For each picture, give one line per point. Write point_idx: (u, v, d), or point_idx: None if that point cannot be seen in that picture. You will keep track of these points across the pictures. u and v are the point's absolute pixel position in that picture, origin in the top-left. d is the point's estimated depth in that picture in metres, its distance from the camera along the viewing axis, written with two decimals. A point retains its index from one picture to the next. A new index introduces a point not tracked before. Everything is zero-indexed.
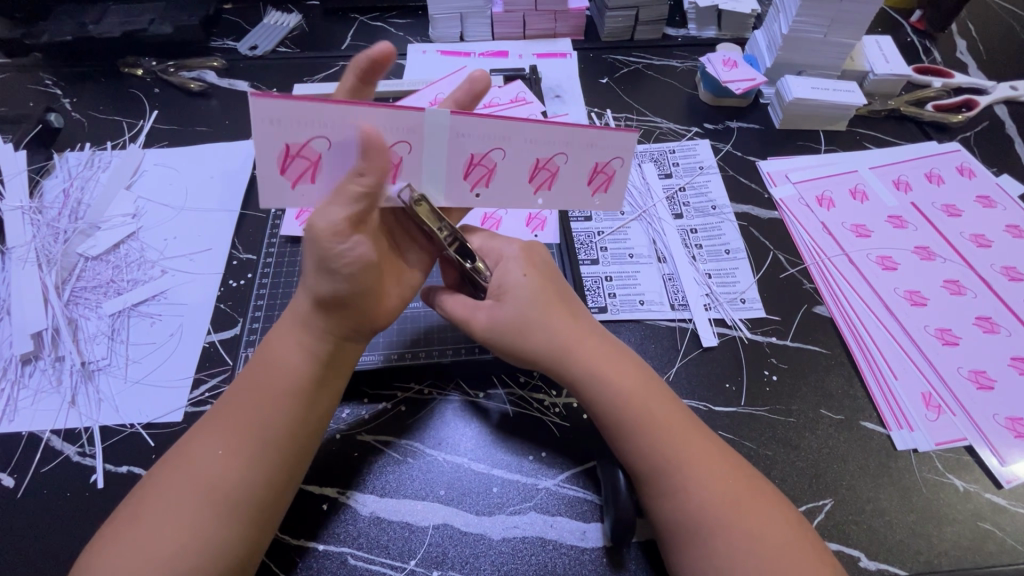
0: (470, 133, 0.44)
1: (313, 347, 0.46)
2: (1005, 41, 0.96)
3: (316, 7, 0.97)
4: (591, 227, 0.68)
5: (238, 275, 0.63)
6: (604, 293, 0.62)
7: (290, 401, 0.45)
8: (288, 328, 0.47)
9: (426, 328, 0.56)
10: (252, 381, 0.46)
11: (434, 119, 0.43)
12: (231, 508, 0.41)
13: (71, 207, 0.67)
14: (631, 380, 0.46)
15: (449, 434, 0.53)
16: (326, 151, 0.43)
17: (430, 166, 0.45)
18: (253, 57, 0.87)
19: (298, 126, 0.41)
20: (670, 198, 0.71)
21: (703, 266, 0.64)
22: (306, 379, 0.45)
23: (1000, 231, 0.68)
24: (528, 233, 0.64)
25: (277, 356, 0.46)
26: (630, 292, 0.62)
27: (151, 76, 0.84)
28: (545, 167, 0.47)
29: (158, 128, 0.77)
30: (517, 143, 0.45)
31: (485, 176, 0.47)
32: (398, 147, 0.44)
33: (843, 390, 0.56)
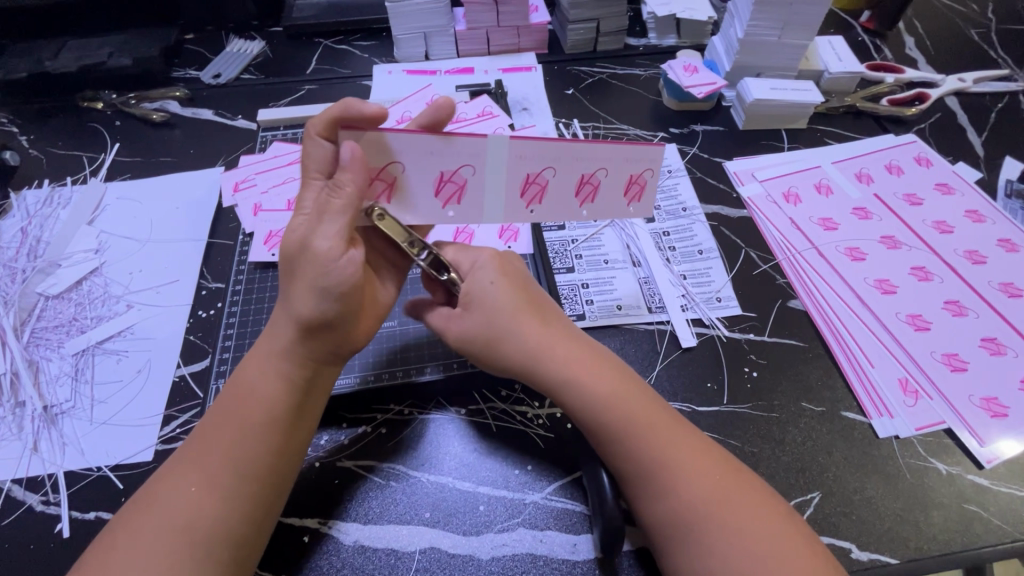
0: (527, 154, 0.46)
1: (289, 374, 0.45)
2: (950, 36, 1.00)
3: (279, 33, 0.97)
4: (565, 236, 0.67)
5: (208, 306, 0.61)
6: (581, 300, 0.62)
7: (265, 430, 0.43)
8: (269, 358, 0.45)
9: (402, 346, 0.56)
10: (224, 413, 0.44)
11: (496, 144, 0.45)
12: (201, 545, 0.39)
13: (30, 245, 0.65)
14: (608, 381, 0.46)
15: (432, 453, 0.52)
16: (403, 173, 0.45)
17: (489, 189, 0.47)
18: (217, 85, 0.87)
19: (378, 152, 0.43)
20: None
21: (678, 268, 0.65)
22: (281, 407, 0.44)
23: (960, 217, 0.70)
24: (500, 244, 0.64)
25: (252, 387, 0.45)
26: (607, 297, 0.62)
27: (111, 109, 0.82)
28: (588, 182, 0.48)
29: (120, 162, 0.76)
30: (566, 161, 0.46)
31: (539, 193, 0.48)
32: (461, 169, 0.45)
33: (823, 382, 0.57)
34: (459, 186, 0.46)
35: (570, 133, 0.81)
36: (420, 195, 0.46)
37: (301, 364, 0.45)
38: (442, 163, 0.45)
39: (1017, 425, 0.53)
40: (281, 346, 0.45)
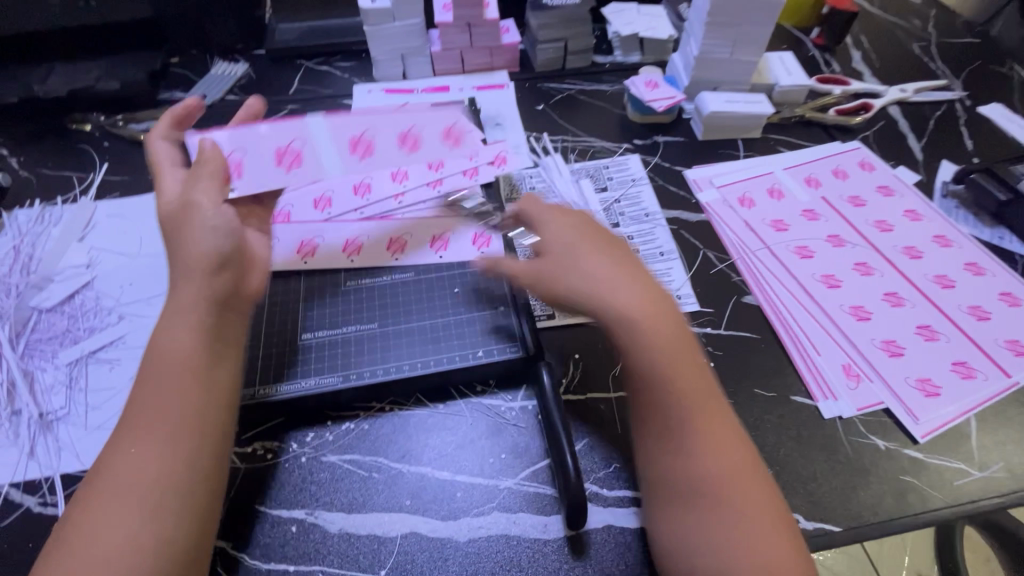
0: (343, 125, 0.64)
1: (200, 321, 0.49)
2: (893, 50, 1.08)
3: (261, 55, 1.01)
4: None
5: None
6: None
7: (188, 380, 0.46)
8: (178, 312, 0.49)
9: (382, 345, 0.58)
10: (148, 376, 0.47)
11: (315, 123, 0.63)
12: (162, 498, 0.42)
13: (22, 262, 0.68)
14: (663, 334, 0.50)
15: (412, 445, 0.55)
16: (250, 153, 0.61)
17: (323, 153, 0.63)
18: (203, 106, 0.91)
19: (227, 140, 0.61)
20: (606, 209, 0.76)
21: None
22: (198, 352, 0.48)
23: (900, 216, 0.76)
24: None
25: (166, 342, 0.48)
26: None
27: (100, 130, 0.86)
28: (410, 134, 0.65)
29: (109, 180, 0.79)
30: (382, 123, 0.64)
31: (365, 149, 0.63)
32: (294, 142, 0.62)
33: (775, 370, 0.61)
34: (296, 156, 0.62)
35: (541, 146, 0.86)
36: (270, 165, 0.61)
37: (206, 307, 0.49)
38: (278, 140, 0.62)
39: (948, 403, 0.58)
40: (187, 300, 0.49)
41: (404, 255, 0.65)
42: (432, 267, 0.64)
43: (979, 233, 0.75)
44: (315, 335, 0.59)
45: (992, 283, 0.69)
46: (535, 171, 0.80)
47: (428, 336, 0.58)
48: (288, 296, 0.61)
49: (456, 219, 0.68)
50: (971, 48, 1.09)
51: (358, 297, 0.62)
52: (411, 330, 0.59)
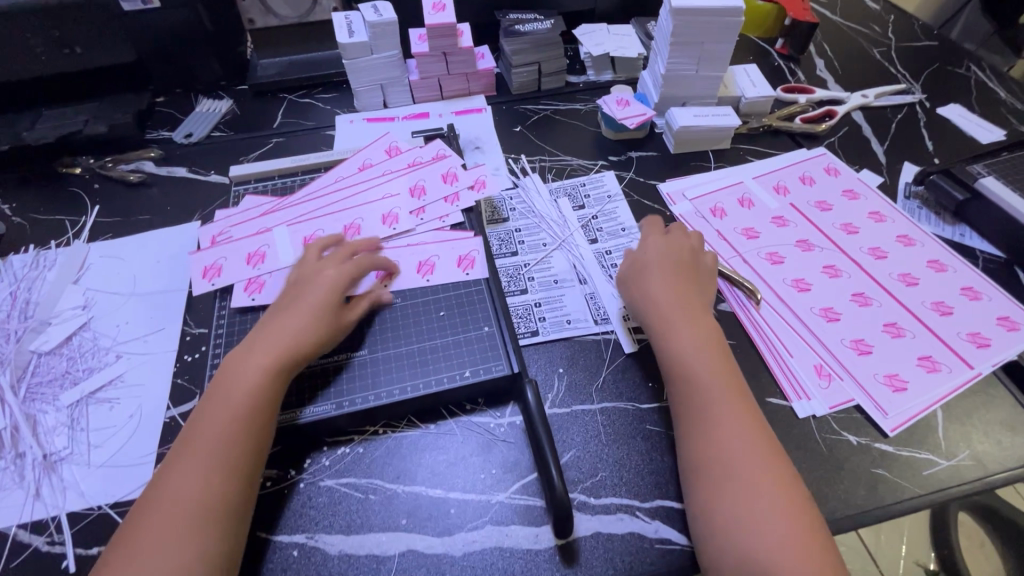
0: (300, 229, 0.72)
1: (268, 364, 0.55)
2: (855, 56, 1.12)
3: (245, 91, 1.04)
4: (518, 261, 0.75)
5: (193, 350, 0.66)
6: (535, 318, 0.69)
7: (244, 411, 0.52)
8: (258, 355, 0.55)
9: (371, 371, 0.60)
10: (209, 412, 0.52)
11: (280, 233, 0.72)
12: (211, 513, 0.47)
13: (19, 307, 0.70)
14: (705, 340, 0.59)
15: (406, 465, 0.57)
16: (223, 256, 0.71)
17: (281, 252, 0.70)
18: (189, 144, 0.93)
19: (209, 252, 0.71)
20: (584, 226, 0.79)
21: (620, 282, 0.73)
22: (260, 387, 0.53)
23: (864, 219, 0.79)
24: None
25: (236, 379, 0.54)
26: (558, 314, 0.69)
27: (89, 173, 0.88)
28: (353, 225, 0.72)
29: (101, 222, 0.81)
30: (330, 222, 0.73)
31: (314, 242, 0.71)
32: (262, 247, 0.71)
33: (751, 373, 0.64)
34: (258, 254, 0.70)
35: (519, 167, 0.89)
36: (238, 268, 0.69)
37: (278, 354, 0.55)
38: (248, 246, 0.71)
39: (916, 396, 0.62)
40: (275, 351, 0.55)
41: (390, 281, 0.67)
42: (418, 291, 0.66)
43: (941, 230, 0.78)
44: (307, 364, 0.60)
45: (954, 279, 0.72)
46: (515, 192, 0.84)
47: (416, 359, 0.60)
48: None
49: (440, 243, 0.71)
50: (929, 51, 1.13)
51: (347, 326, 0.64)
52: (399, 355, 0.61)
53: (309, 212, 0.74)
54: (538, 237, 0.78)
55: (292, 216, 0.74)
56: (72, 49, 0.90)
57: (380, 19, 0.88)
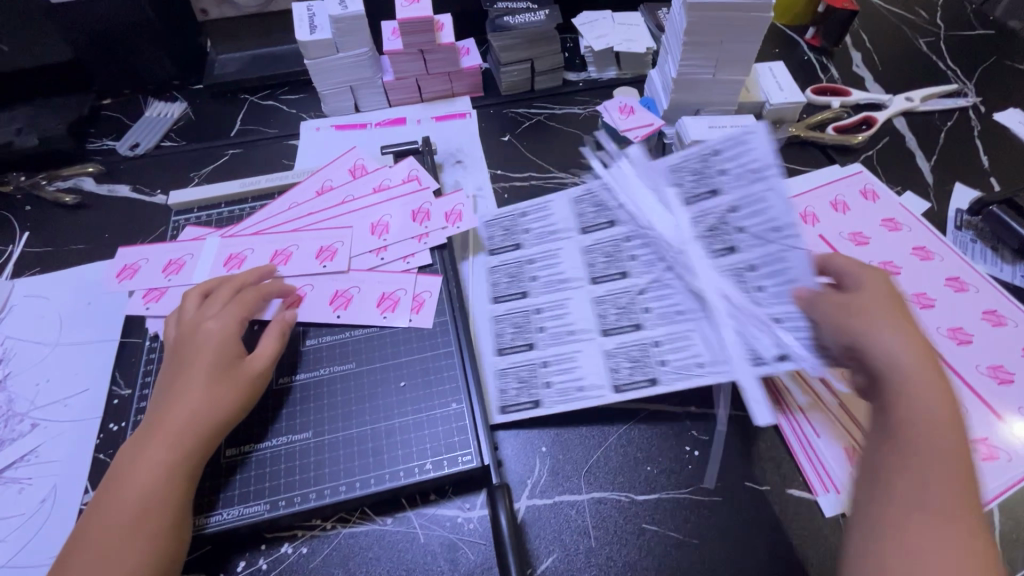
0: (228, 245, 0.64)
1: (169, 458, 0.45)
2: (898, 48, 0.98)
3: (202, 91, 0.93)
4: (628, 285, 0.62)
5: (119, 418, 0.57)
6: (653, 361, 0.57)
7: (143, 519, 0.43)
8: (154, 448, 0.46)
9: (317, 460, 0.51)
10: (92, 529, 0.43)
11: (208, 244, 0.64)
12: None
13: None
14: (951, 423, 0.40)
15: (356, 571, 0.48)
16: (144, 261, 0.64)
17: (199, 267, 0.63)
18: (135, 156, 0.83)
19: (132, 252, 0.65)
20: (713, 230, 0.61)
21: (772, 309, 0.55)
22: (160, 488, 0.44)
23: (907, 255, 0.67)
24: (538, 301, 0.63)
25: (131, 477, 0.45)
26: (684, 358, 0.56)
27: (21, 191, 0.78)
28: (284, 252, 0.62)
29: (29, 253, 0.72)
30: (262, 244, 0.63)
31: (237, 263, 0.62)
32: (183, 256, 0.64)
33: (769, 457, 0.54)
34: (177, 266, 0.63)
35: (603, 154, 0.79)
36: (152, 275, 0.63)
37: (183, 442, 0.46)
38: (170, 253, 0.64)
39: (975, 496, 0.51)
40: (171, 436, 0.46)
41: (341, 342, 0.57)
42: (374, 354, 0.56)
43: (999, 271, 0.67)
44: (242, 450, 0.51)
45: (1015, 335, 0.61)
46: (606, 192, 0.70)
47: (369, 446, 0.51)
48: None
49: (367, 273, 0.61)
50: (986, 40, 0.98)
51: (294, 399, 0.54)
52: (349, 439, 0.52)
53: (248, 249, 0.63)
54: (653, 252, 0.64)
55: (231, 253, 0.63)
56: None
57: (345, 13, 0.76)
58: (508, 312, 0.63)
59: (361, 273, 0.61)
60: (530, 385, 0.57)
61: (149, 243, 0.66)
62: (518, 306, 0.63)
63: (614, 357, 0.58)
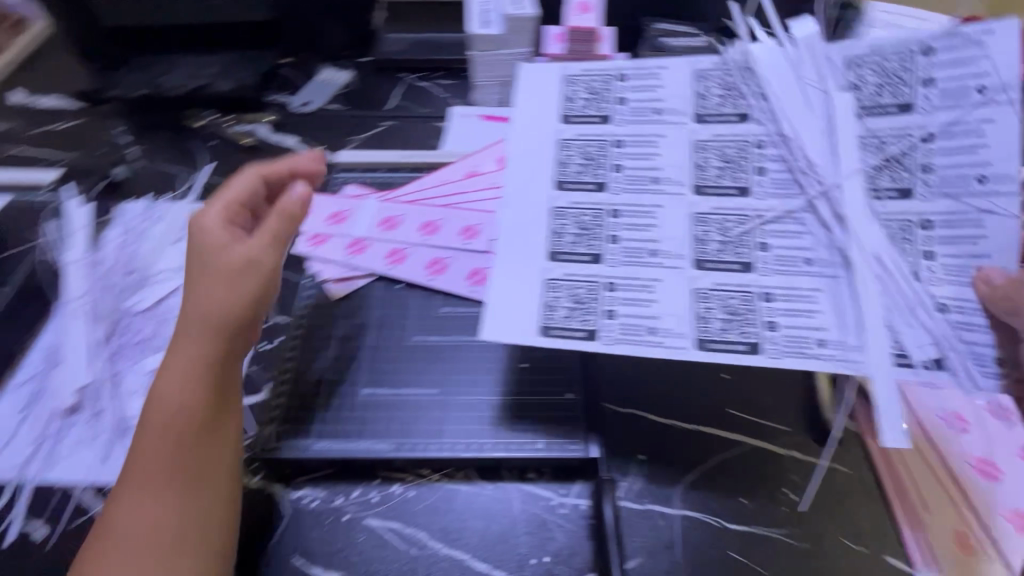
0: (383, 207, 0.69)
1: (194, 371, 0.49)
2: None
3: (367, 63, 1.01)
4: (745, 206, 0.51)
5: (270, 338, 0.65)
6: (759, 319, 0.48)
7: (176, 434, 0.47)
8: (174, 366, 0.49)
9: (438, 415, 0.55)
10: (138, 446, 0.47)
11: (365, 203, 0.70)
12: (178, 545, 0.45)
13: (124, 259, 0.71)
14: None
15: (455, 525, 0.53)
16: None
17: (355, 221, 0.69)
18: (304, 113, 0.92)
19: None
20: (886, 162, 0.48)
21: (938, 293, 0.46)
22: (186, 402, 0.48)
23: None
24: (612, 202, 0.53)
25: (161, 396, 0.48)
26: (798, 326, 0.48)
27: (210, 128, 0.90)
28: (433, 224, 0.68)
29: (210, 181, 0.82)
30: (414, 212, 0.69)
31: (390, 226, 0.68)
32: (343, 208, 0.70)
33: (868, 519, 0.53)
34: (335, 215, 0.70)
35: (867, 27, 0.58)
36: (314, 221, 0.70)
37: (200, 351, 0.49)
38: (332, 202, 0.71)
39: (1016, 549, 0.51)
40: (189, 348, 0.49)
41: (474, 314, 0.62)
42: None
43: None
44: (372, 391, 0.56)
45: None
46: (747, 73, 0.53)
47: (487, 416, 0.55)
48: (363, 311, 0.62)
49: None
50: None
51: (423, 356, 0.59)
52: (473, 404, 0.56)
53: (401, 215, 0.69)
54: (784, 169, 0.50)
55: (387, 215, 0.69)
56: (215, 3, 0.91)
57: (519, 14, 0.81)
58: (575, 212, 0.53)
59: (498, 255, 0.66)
60: (588, 311, 0.51)
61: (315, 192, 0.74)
62: (584, 203, 0.53)
63: (706, 300, 0.49)
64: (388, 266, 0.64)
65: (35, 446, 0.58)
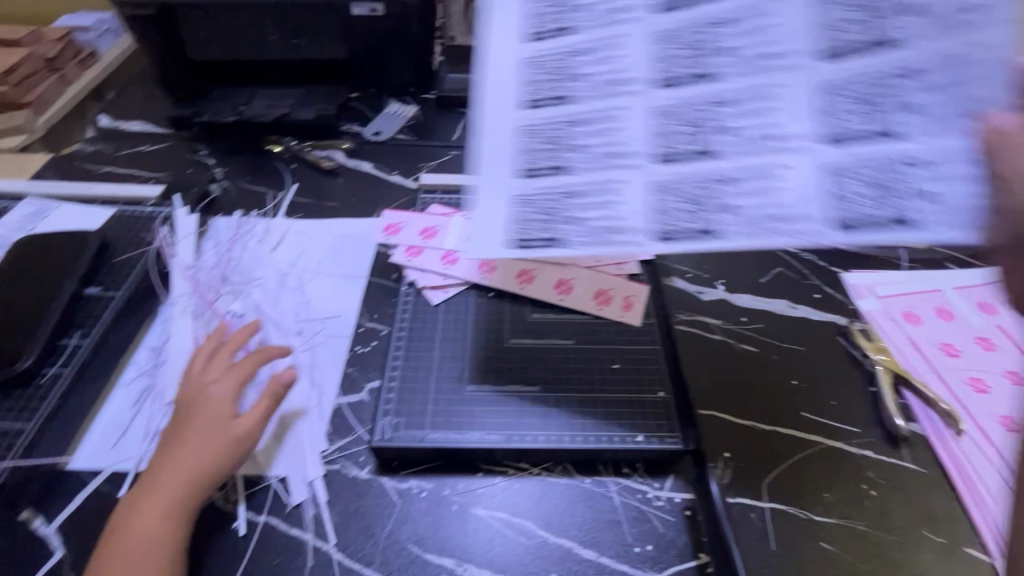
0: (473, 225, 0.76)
1: (170, 510, 0.50)
2: None
3: (430, 100, 1.10)
4: (557, 117, 0.55)
5: (364, 342, 0.69)
6: (562, 213, 0.55)
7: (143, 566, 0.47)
8: (152, 500, 0.51)
9: (540, 406, 0.59)
10: None
11: (456, 222, 0.76)
12: None
13: (223, 265, 0.75)
14: None
15: (558, 514, 0.56)
16: (406, 219, 0.77)
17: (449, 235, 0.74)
18: (376, 142, 1.00)
19: (398, 214, 0.78)
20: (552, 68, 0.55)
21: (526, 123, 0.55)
22: (164, 537, 0.49)
23: None
24: (579, 111, 0.54)
25: (131, 529, 0.49)
26: (629, 212, 0.54)
27: (289, 153, 0.97)
28: None
29: (296, 201, 0.88)
30: None
31: None
32: (436, 225, 0.75)
33: (939, 509, 0.57)
34: (427, 229, 0.75)
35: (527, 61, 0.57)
36: (409, 235, 0.75)
37: (181, 487, 0.52)
38: (427, 219, 0.76)
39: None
40: (174, 483, 0.52)
41: (562, 321, 0.67)
42: (591, 336, 0.65)
43: None
44: (479, 387, 0.61)
45: None
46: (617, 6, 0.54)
47: (587, 410, 0.59)
48: (461, 317, 0.67)
49: (585, 270, 0.71)
50: None
51: (520, 356, 0.63)
52: (572, 400, 0.60)
53: None
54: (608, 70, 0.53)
55: None
56: (298, 41, 1.00)
57: None
58: (851, 82, 0.48)
59: (578, 265, 0.71)
60: (553, 220, 0.56)
61: (408, 210, 0.79)
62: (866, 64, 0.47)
63: (522, 205, 0.56)
64: (483, 276, 0.70)
65: (147, 440, 0.59)
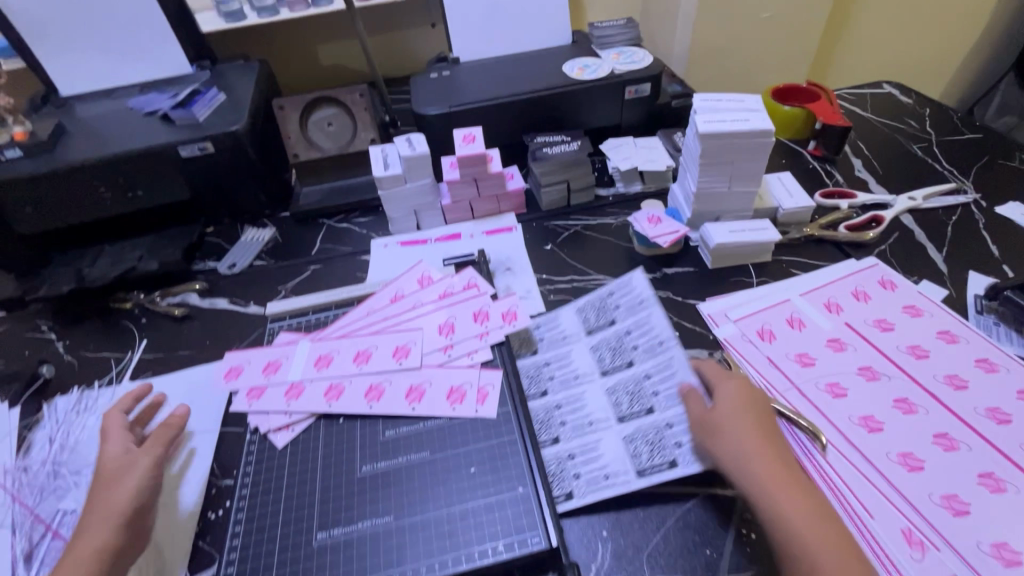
0: (318, 347, 0.73)
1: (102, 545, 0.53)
2: (895, 153, 1.09)
3: (288, 218, 1.10)
4: (636, 373, 0.69)
5: (216, 506, 0.63)
6: (568, 475, 0.62)
7: None
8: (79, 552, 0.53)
9: (398, 537, 0.55)
10: None
11: (301, 347, 0.73)
12: None
13: (54, 453, 0.70)
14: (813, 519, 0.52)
15: None
16: (248, 361, 0.73)
17: (294, 365, 0.71)
18: (233, 274, 0.97)
19: (239, 354, 0.74)
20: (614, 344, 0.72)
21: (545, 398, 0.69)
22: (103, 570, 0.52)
23: (934, 339, 0.73)
24: (559, 398, 0.69)
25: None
26: (594, 469, 0.62)
27: (139, 307, 0.92)
28: (364, 353, 0.71)
29: (143, 359, 0.83)
30: (347, 346, 0.72)
31: (325, 362, 0.71)
32: (280, 358, 0.73)
33: None
34: (271, 364, 0.72)
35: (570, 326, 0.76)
36: (253, 376, 0.71)
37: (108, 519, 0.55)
38: (270, 353, 0.73)
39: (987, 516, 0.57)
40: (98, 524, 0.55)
41: (417, 431, 0.64)
42: (447, 443, 0.62)
43: None
44: (331, 533, 0.56)
45: (1009, 380, 0.68)
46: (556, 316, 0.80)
47: (443, 529, 0.56)
48: (309, 454, 0.63)
49: (436, 370, 0.69)
50: (976, 144, 1.09)
51: (374, 484, 0.60)
52: (426, 521, 0.56)
53: (335, 350, 0.72)
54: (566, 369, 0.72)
55: (321, 354, 0.72)
56: (134, 192, 0.96)
57: (413, 153, 0.92)
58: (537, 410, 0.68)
59: (426, 366, 0.70)
60: (560, 478, 0.61)
61: (253, 347, 0.75)
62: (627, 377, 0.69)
63: (632, 442, 0.63)
64: (328, 403, 0.66)
65: None
